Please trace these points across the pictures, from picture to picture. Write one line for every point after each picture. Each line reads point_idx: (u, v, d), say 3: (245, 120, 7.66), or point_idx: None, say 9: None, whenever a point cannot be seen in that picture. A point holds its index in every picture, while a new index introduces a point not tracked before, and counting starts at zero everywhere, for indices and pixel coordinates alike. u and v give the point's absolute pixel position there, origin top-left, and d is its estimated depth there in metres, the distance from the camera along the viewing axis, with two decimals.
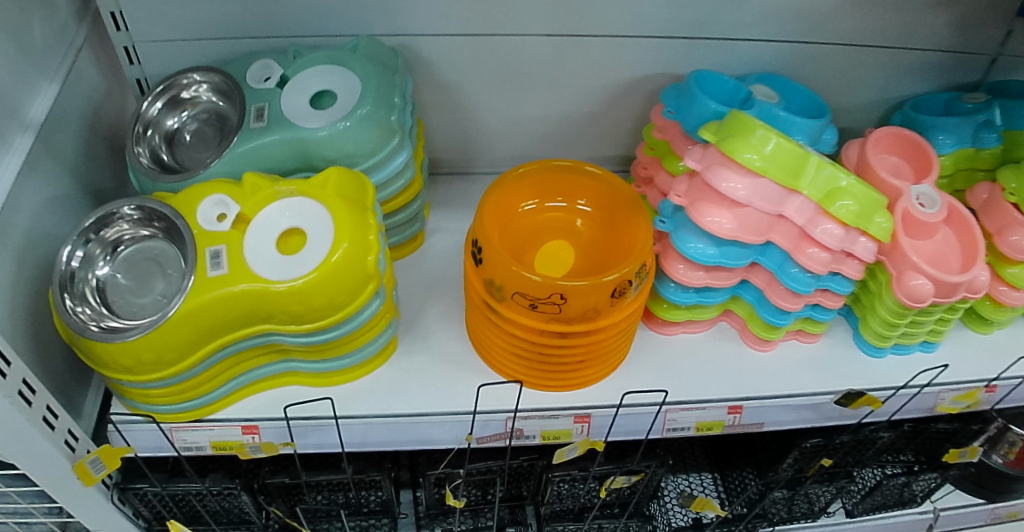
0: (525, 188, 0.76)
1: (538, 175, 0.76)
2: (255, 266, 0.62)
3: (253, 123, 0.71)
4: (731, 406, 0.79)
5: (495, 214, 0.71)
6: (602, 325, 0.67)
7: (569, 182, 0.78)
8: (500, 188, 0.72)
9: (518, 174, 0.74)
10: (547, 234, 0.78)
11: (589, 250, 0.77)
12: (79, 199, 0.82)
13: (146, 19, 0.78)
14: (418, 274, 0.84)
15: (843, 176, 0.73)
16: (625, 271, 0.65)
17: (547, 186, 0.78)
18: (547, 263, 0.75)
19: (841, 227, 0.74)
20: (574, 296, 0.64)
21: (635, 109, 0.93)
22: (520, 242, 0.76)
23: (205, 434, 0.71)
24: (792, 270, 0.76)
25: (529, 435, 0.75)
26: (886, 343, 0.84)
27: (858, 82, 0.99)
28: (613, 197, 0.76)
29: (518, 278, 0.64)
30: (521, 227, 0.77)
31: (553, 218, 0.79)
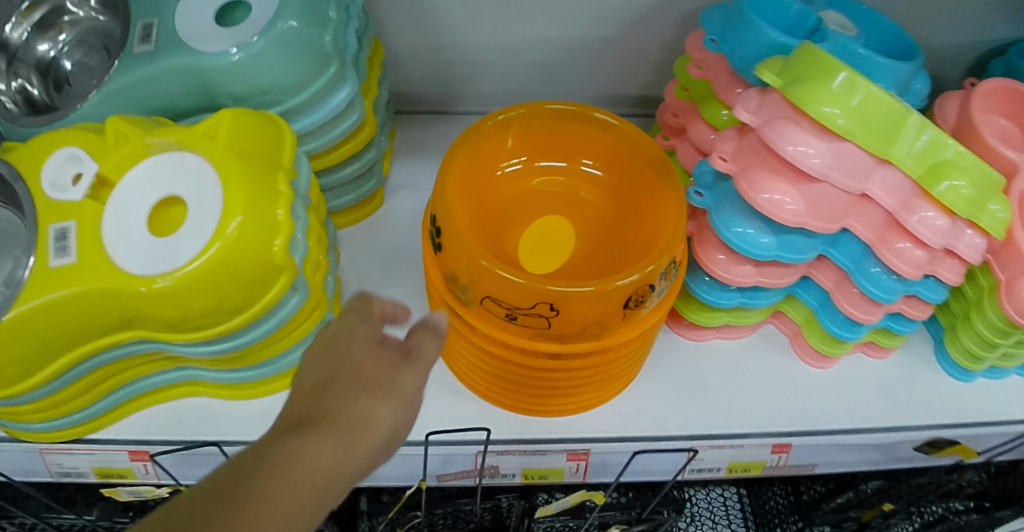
0: (509, 143, 0.56)
1: (529, 124, 0.56)
2: (115, 249, 0.43)
3: (136, 46, 0.51)
4: (776, 444, 0.61)
5: (465, 180, 0.52)
6: (608, 345, 0.49)
7: (572, 136, 0.57)
8: (473, 142, 0.52)
9: (500, 123, 0.54)
10: (540, 205, 0.58)
11: (596, 229, 0.57)
12: None
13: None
14: (373, 247, 0.65)
15: (951, 142, 0.52)
16: (645, 273, 0.46)
17: (542, 140, 0.57)
18: (541, 246, 0.56)
19: (946, 216, 0.53)
20: (570, 307, 0.45)
21: (664, 36, 0.71)
22: (501, 217, 0.56)
23: (85, 459, 0.54)
24: (871, 268, 0.57)
25: (507, 474, 0.58)
26: (977, 365, 0.65)
27: (962, 12, 0.75)
28: (632, 158, 0.56)
29: (489, 279, 0.45)
30: (506, 196, 0.57)
31: (551, 184, 0.59)
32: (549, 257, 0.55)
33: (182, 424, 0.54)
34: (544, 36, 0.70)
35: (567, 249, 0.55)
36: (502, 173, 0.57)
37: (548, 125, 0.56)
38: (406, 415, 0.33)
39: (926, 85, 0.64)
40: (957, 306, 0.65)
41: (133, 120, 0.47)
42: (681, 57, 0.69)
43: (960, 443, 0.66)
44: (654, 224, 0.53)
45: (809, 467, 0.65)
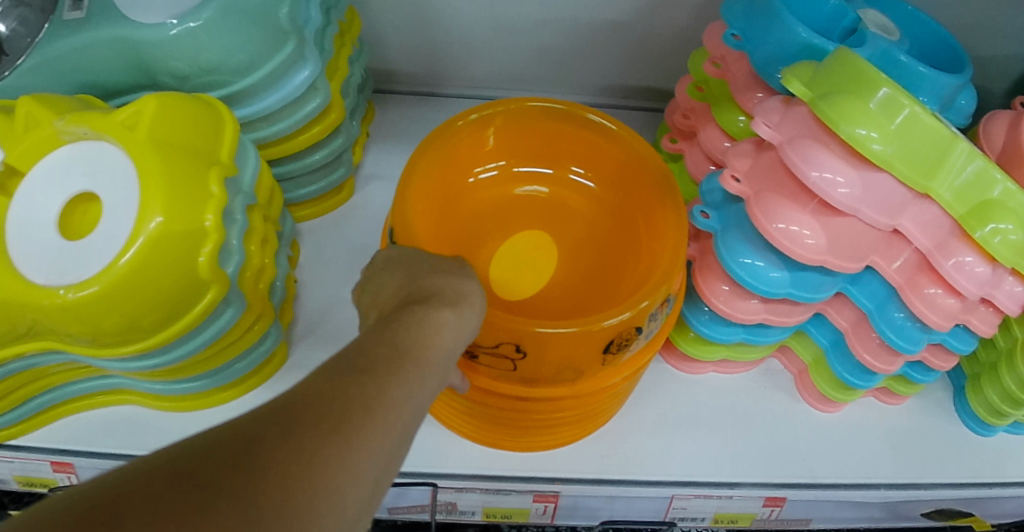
0: (489, 144, 0.51)
1: (510, 124, 0.50)
2: (18, 253, 0.38)
3: (65, 11, 0.44)
4: (769, 497, 0.55)
5: (433, 188, 0.46)
6: (584, 391, 0.43)
7: (559, 139, 0.52)
8: (444, 141, 0.46)
9: (477, 122, 0.48)
10: (521, 217, 0.53)
11: (583, 247, 0.52)
12: None
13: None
14: (337, 245, 0.58)
15: (1001, 178, 0.44)
16: (636, 311, 0.40)
17: (525, 142, 0.52)
18: (520, 262, 0.51)
19: (987, 264, 0.46)
20: (540, 349, 0.40)
21: (680, 25, 0.63)
22: (475, 229, 0.51)
23: (4, 467, 0.50)
24: (893, 314, 0.50)
25: (466, 510, 0.54)
26: (1001, 422, 0.58)
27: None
28: (627, 168, 0.50)
29: None
30: (481, 203, 0.52)
31: (535, 195, 0.54)
32: (527, 277, 0.49)
33: (110, 435, 0.49)
34: (545, 15, 0.62)
35: (548, 268, 0.50)
36: (478, 178, 0.52)
37: (532, 126, 0.50)
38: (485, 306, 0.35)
39: (972, 102, 0.57)
40: (985, 355, 0.58)
41: (50, 99, 0.41)
42: (697, 50, 0.61)
43: (972, 513, 0.61)
44: (650, 247, 0.47)
45: (804, 521, 0.60)
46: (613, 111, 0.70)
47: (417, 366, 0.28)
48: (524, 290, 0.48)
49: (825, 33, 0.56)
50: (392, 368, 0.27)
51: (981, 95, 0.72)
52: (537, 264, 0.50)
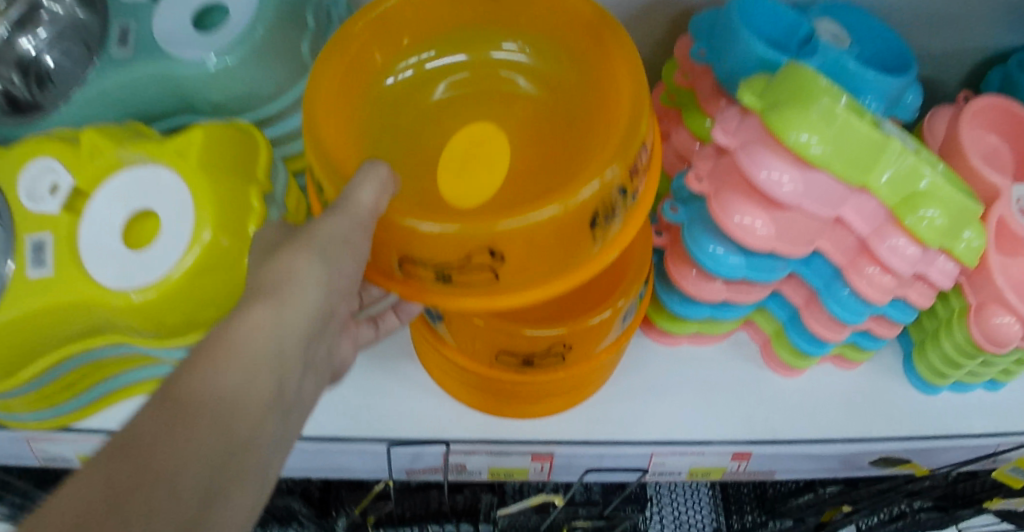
0: (404, 42, 0.56)
1: (425, 10, 0.54)
2: (90, 263, 0.45)
3: (115, 50, 0.51)
4: (736, 452, 0.64)
5: (340, 88, 0.49)
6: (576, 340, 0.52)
7: (476, 18, 0.56)
8: (342, 43, 0.49)
9: (391, 9, 0.52)
10: (462, 113, 0.59)
11: (530, 136, 0.57)
12: None
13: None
14: None
15: (927, 172, 0.52)
16: (606, 182, 0.40)
17: (439, 31, 0.57)
18: (474, 159, 0.56)
19: (917, 245, 0.54)
20: (512, 246, 0.40)
21: (656, 37, 0.70)
22: (415, 138, 0.57)
23: (69, 447, 0.56)
24: (841, 291, 0.57)
25: (474, 471, 0.62)
26: (942, 381, 0.66)
27: (962, 23, 0.72)
28: (553, 30, 0.55)
29: (401, 231, 0.41)
30: (416, 115, 0.58)
31: (467, 100, 0.59)
32: (482, 176, 0.54)
33: None
34: None
35: (502, 166, 0.54)
36: (399, 77, 0.57)
37: (443, 7, 0.55)
38: (329, 275, 0.37)
39: (917, 99, 0.63)
40: (927, 323, 0.66)
41: (108, 131, 0.47)
42: (669, 61, 0.67)
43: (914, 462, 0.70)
44: (607, 96, 0.51)
45: (769, 473, 0.69)
46: None
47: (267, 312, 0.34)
48: (466, 174, 0.54)
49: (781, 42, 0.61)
50: (182, 406, 0.29)
51: (936, 87, 0.79)
52: (491, 153, 0.56)
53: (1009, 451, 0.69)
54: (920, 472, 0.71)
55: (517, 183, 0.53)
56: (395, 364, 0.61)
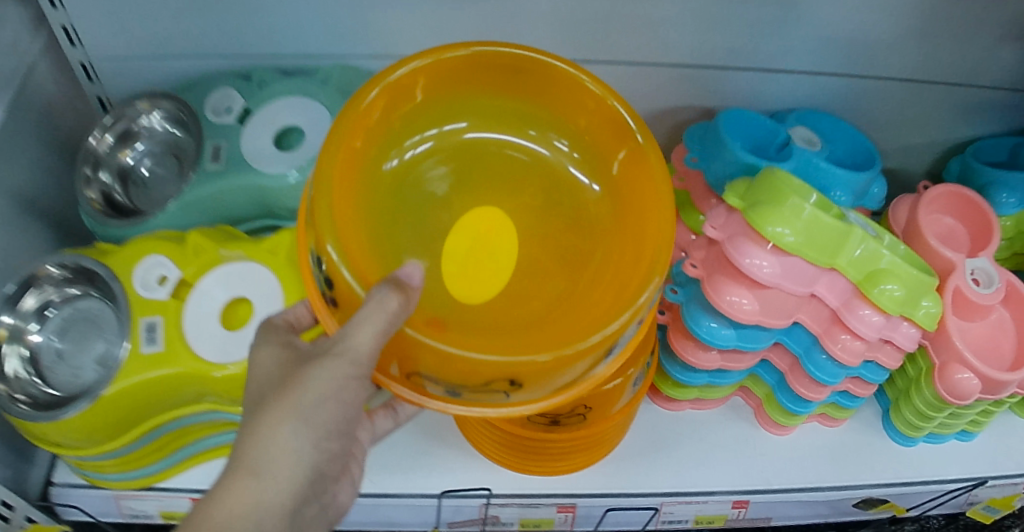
0: (400, 117, 0.55)
1: (434, 85, 0.54)
2: (193, 339, 0.55)
3: (208, 164, 0.62)
4: (736, 500, 0.72)
5: (351, 164, 0.48)
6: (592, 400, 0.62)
7: (496, 93, 0.57)
8: (352, 117, 0.48)
9: (400, 84, 0.52)
10: (471, 190, 0.59)
11: (536, 218, 0.59)
12: (41, 229, 0.74)
13: (93, 15, 0.68)
14: None
15: (885, 253, 0.62)
16: (605, 334, 0.44)
17: (458, 101, 0.57)
18: (481, 246, 0.57)
19: (882, 314, 0.64)
20: (530, 377, 0.44)
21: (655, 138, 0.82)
22: (420, 217, 0.57)
23: (153, 504, 0.64)
24: (818, 356, 0.67)
25: (507, 522, 0.70)
26: (918, 433, 0.75)
27: (922, 124, 0.82)
28: (576, 104, 0.56)
29: (423, 349, 0.43)
30: (423, 192, 0.58)
31: (478, 174, 0.60)
32: (485, 269, 0.56)
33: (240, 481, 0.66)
34: None
35: (507, 255, 0.57)
36: (405, 154, 0.57)
37: (454, 77, 0.55)
38: (314, 432, 0.40)
39: (881, 190, 0.73)
40: (901, 383, 0.75)
41: (210, 233, 0.59)
42: (666, 161, 0.79)
43: (892, 502, 0.77)
44: (634, 199, 0.53)
45: (767, 519, 0.76)
46: None
47: (254, 478, 0.38)
48: (473, 269, 0.56)
49: (762, 146, 0.73)
50: None
51: (901, 174, 0.90)
52: (498, 242, 0.58)
53: (973, 491, 0.76)
54: (898, 512, 0.78)
55: (521, 273, 0.56)
56: (437, 429, 0.70)
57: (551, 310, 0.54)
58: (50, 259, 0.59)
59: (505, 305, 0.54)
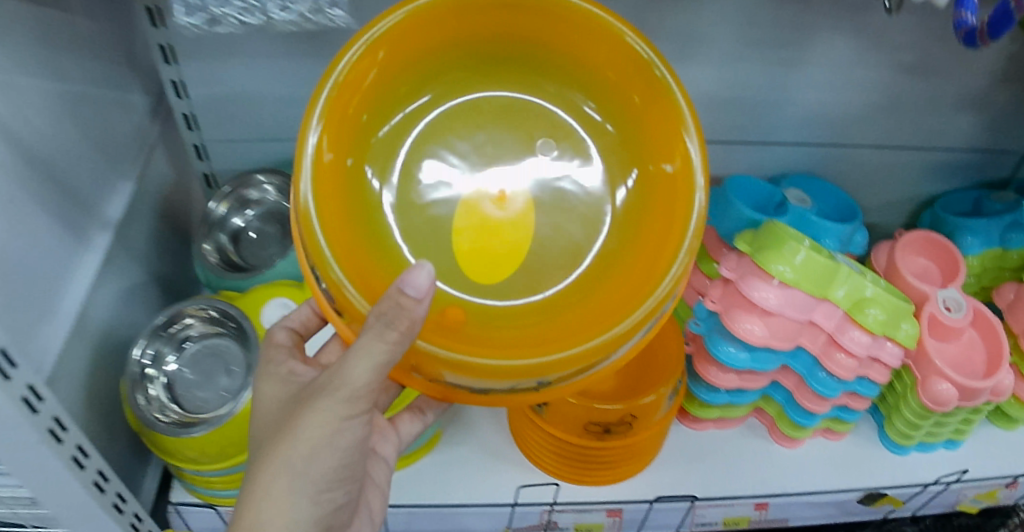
0: (366, 117, 0.59)
1: (402, 47, 0.56)
2: None
3: None
4: (758, 503, 0.83)
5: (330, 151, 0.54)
6: (637, 412, 0.76)
7: (498, 45, 0.61)
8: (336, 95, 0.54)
9: (357, 68, 0.55)
10: (490, 153, 0.63)
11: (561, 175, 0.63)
12: (156, 288, 0.87)
13: (212, 107, 0.83)
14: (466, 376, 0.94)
15: (868, 285, 0.77)
16: (616, 335, 0.50)
17: (461, 53, 0.61)
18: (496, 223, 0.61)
19: (868, 334, 0.78)
20: (551, 376, 0.51)
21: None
22: (435, 167, 0.63)
23: None
24: (820, 374, 0.80)
25: (563, 526, 0.82)
26: (909, 441, 0.87)
27: (893, 182, 0.98)
28: (588, 39, 0.59)
29: (435, 357, 0.51)
30: (437, 142, 0.63)
31: (494, 123, 0.64)
32: (500, 250, 0.61)
33: None
34: None
35: (522, 234, 0.61)
36: (388, 127, 0.62)
37: (424, 28, 0.57)
38: (315, 477, 0.53)
39: (865, 238, 0.87)
40: (891, 398, 0.88)
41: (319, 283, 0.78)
42: None
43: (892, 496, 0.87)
44: (665, 201, 0.57)
45: (784, 520, 0.88)
46: None
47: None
48: (491, 235, 0.61)
49: (763, 204, 0.88)
50: None
51: (881, 226, 1.05)
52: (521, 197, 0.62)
53: (954, 484, 0.87)
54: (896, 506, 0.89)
55: (540, 257, 0.61)
56: (501, 451, 0.83)
57: (572, 292, 0.60)
58: (198, 302, 0.74)
59: (527, 292, 0.60)
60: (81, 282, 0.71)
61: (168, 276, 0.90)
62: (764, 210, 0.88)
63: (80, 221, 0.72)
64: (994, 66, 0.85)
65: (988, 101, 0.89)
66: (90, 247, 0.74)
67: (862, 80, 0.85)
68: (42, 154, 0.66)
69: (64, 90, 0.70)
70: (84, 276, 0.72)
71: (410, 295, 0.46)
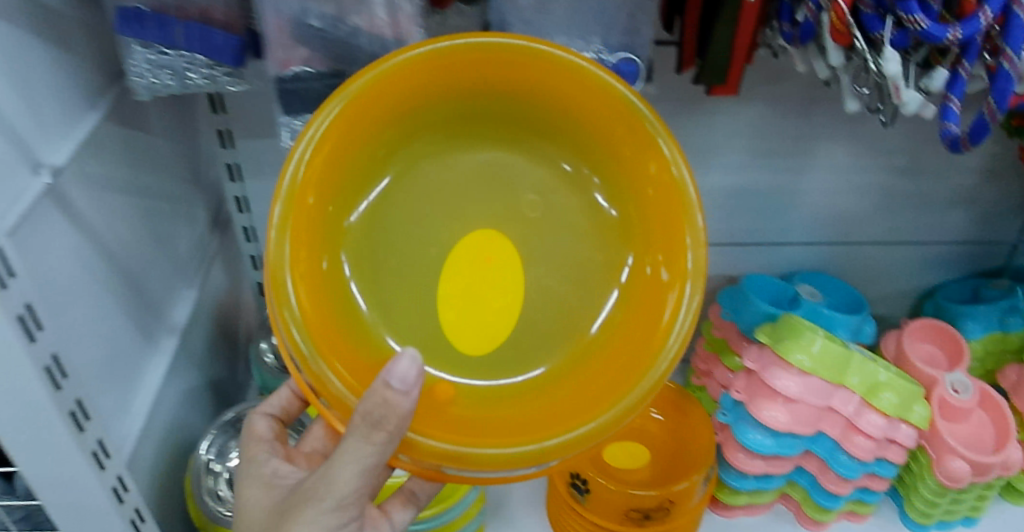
0: (330, 208, 0.65)
1: (371, 121, 0.62)
2: None
3: None
4: None
5: (307, 232, 0.60)
6: (675, 497, 0.80)
7: (480, 104, 0.66)
8: (299, 200, 0.57)
9: (327, 137, 0.58)
10: (475, 220, 0.71)
11: (541, 244, 0.72)
12: (212, 392, 0.93)
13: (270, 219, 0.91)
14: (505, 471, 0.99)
15: (881, 371, 0.83)
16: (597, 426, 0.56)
17: (444, 113, 0.67)
18: (491, 292, 0.70)
19: (884, 416, 0.83)
20: (548, 462, 0.56)
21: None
22: (427, 220, 0.71)
23: None
24: (842, 457, 0.84)
25: None
26: (929, 520, 0.91)
27: (895, 276, 1.06)
28: (564, 98, 0.64)
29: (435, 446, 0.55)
30: (429, 198, 0.71)
31: (483, 182, 0.72)
32: (491, 319, 0.70)
33: None
34: None
35: (504, 305, 0.70)
36: (374, 195, 0.69)
37: (393, 101, 0.61)
38: None
39: (873, 327, 0.92)
40: (909, 479, 0.92)
41: None
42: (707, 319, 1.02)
43: None
44: (658, 301, 0.63)
45: None
46: None
47: None
48: (477, 289, 0.70)
49: (779, 300, 0.95)
50: None
51: (890, 317, 1.11)
52: (503, 268, 0.70)
53: None
54: None
55: (529, 327, 0.71)
56: None
57: (563, 368, 0.70)
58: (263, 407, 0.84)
59: (521, 357, 0.70)
60: (153, 381, 0.78)
61: (223, 381, 0.96)
62: (779, 305, 0.94)
63: (151, 328, 0.79)
64: (976, 168, 0.94)
65: (977, 198, 0.97)
66: (159, 351, 0.80)
67: (859, 185, 0.94)
68: (123, 261, 0.75)
69: (141, 208, 0.78)
70: (154, 380, 0.78)
71: (396, 388, 0.51)
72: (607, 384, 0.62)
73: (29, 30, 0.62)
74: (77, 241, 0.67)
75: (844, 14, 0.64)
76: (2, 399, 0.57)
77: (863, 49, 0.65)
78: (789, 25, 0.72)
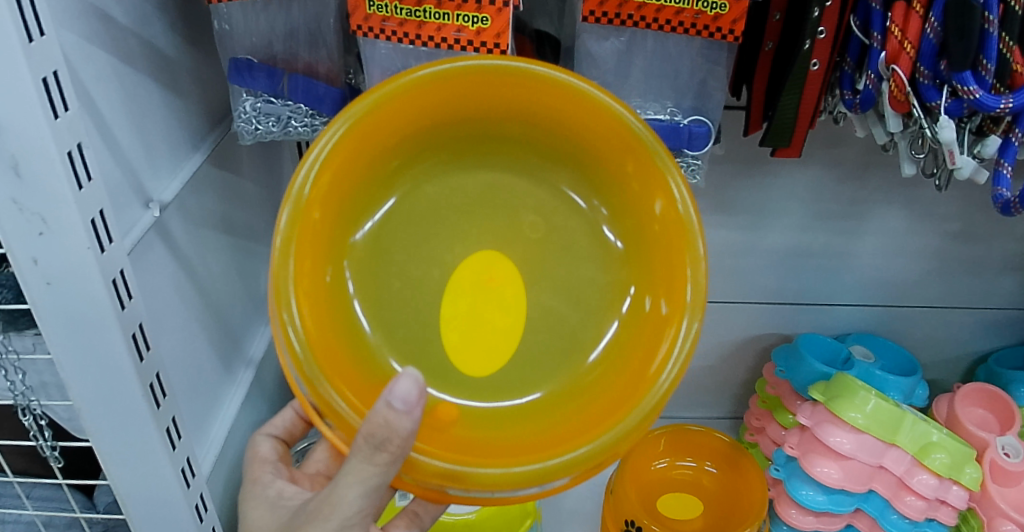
0: (333, 234, 0.60)
1: (367, 141, 0.57)
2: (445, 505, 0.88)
3: None
4: None
5: (312, 253, 0.56)
6: None
7: (488, 123, 0.61)
8: (303, 219, 0.54)
9: (338, 156, 0.55)
10: (480, 238, 0.65)
11: (547, 260, 0.66)
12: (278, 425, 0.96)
13: None
14: (554, 515, 1.02)
15: (934, 430, 0.83)
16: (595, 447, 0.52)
17: (449, 133, 0.62)
18: (496, 313, 0.65)
19: (935, 477, 0.82)
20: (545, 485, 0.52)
21: (745, 356, 1.07)
22: (427, 237, 0.65)
23: None
24: (891, 515, 0.84)
25: None
26: None
27: (946, 340, 1.07)
28: (572, 118, 0.59)
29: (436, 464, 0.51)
30: (433, 214, 0.65)
31: (487, 199, 0.66)
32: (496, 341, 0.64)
33: None
34: None
35: (508, 326, 0.65)
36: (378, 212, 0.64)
37: (396, 128, 0.58)
38: None
39: (926, 390, 0.93)
40: None
41: None
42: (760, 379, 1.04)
43: None
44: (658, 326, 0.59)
45: None
46: (704, 404, 1.13)
47: None
48: (482, 313, 0.64)
49: (832, 360, 0.98)
50: None
51: (942, 381, 1.12)
52: (509, 290, 0.65)
53: None
54: None
55: (532, 347, 0.65)
56: None
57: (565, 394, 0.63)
58: None
59: (519, 379, 0.64)
60: (230, 409, 0.81)
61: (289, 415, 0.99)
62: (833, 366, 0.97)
63: (231, 360, 0.83)
64: None
65: None
66: (236, 381, 0.84)
67: (912, 251, 0.97)
68: (211, 293, 0.79)
69: (229, 244, 0.84)
70: (232, 409, 0.81)
71: (398, 408, 0.46)
72: (602, 410, 0.57)
73: (154, 82, 0.69)
74: (177, 270, 0.71)
75: (903, 84, 0.63)
76: (111, 416, 0.59)
77: (919, 117, 0.65)
78: (850, 94, 0.70)
